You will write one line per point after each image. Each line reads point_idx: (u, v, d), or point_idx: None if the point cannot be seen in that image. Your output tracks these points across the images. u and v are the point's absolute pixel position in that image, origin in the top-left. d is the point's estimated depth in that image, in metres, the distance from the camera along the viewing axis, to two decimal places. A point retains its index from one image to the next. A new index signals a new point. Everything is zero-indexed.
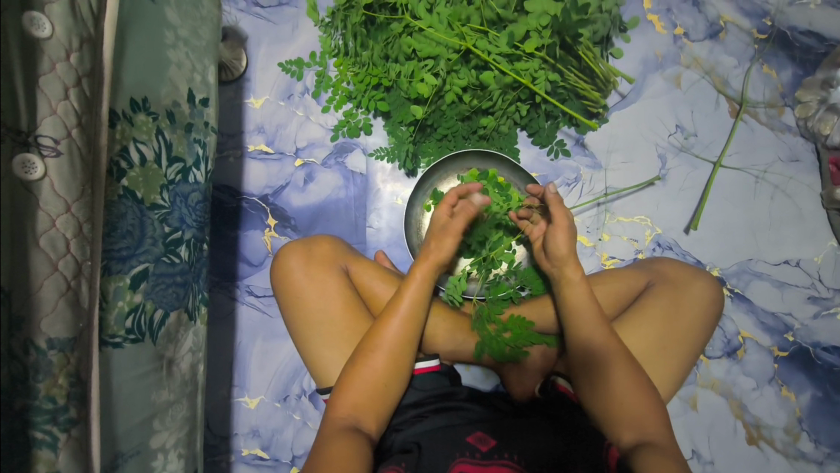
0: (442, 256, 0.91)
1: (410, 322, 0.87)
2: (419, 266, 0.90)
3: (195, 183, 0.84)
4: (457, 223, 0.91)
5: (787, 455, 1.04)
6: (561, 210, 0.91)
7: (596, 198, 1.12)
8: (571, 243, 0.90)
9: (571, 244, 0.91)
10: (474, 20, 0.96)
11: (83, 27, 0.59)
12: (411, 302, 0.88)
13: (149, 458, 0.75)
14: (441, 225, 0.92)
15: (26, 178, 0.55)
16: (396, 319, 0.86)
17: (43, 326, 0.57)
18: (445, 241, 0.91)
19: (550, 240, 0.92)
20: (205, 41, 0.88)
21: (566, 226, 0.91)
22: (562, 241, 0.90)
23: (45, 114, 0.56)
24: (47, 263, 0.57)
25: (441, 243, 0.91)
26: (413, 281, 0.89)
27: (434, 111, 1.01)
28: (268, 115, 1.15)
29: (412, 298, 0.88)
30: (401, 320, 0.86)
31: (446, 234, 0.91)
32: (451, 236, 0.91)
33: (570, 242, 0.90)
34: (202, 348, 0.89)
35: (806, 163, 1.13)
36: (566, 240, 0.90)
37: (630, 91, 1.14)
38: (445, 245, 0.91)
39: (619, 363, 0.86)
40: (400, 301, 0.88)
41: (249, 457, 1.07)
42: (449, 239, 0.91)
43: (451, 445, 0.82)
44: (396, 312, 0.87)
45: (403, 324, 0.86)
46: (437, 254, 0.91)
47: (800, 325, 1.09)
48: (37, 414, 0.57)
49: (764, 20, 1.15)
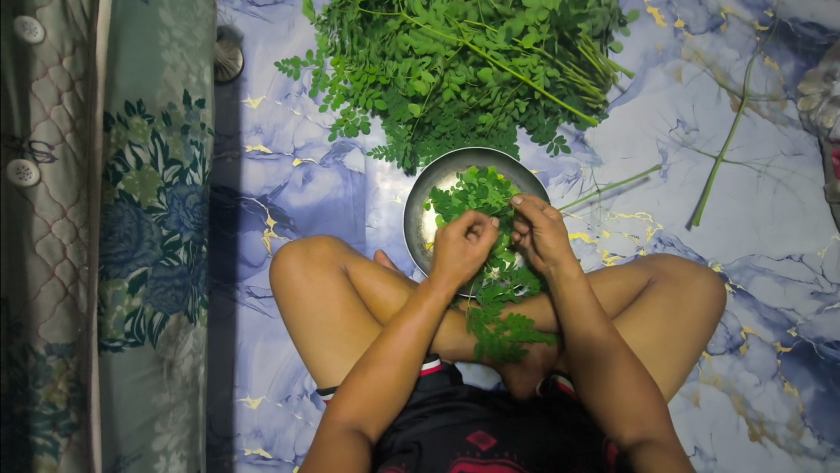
0: (463, 273, 0.92)
1: (422, 333, 0.87)
2: (437, 280, 0.91)
3: (193, 185, 0.84)
4: (483, 243, 0.94)
5: (791, 451, 1.04)
6: (536, 212, 0.91)
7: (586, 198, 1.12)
8: (560, 240, 0.91)
9: (562, 241, 0.91)
10: (472, 16, 0.94)
11: (76, 31, 0.59)
12: (425, 316, 0.87)
13: (152, 460, 0.75)
14: (462, 243, 0.93)
15: (21, 184, 0.55)
16: (407, 329, 0.86)
17: (40, 332, 0.56)
18: (470, 260, 0.93)
19: (541, 243, 0.92)
20: (200, 42, 0.87)
21: (551, 226, 0.91)
22: (551, 241, 0.91)
23: (39, 120, 0.56)
24: (43, 269, 0.56)
25: (464, 262, 0.92)
26: (431, 296, 0.89)
27: (432, 108, 1.00)
28: (265, 115, 1.14)
29: (425, 309, 0.88)
30: (412, 330, 0.86)
31: (470, 252, 0.93)
32: (475, 255, 0.93)
33: (560, 240, 0.91)
34: (203, 350, 0.89)
35: (809, 157, 1.11)
36: (555, 238, 0.90)
37: (631, 86, 1.12)
38: (467, 263, 0.92)
39: (620, 358, 0.85)
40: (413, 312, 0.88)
41: (251, 457, 1.07)
42: (474, 262, 0.93)
43: (451, 444, 0.82)
44: (408, 322, 0.87)
45: (414, 335, 0.86)
46: (456, 269, 0.92)
47: (804, 320, 1.08)
48: (38, 419, 0.57)
49: (765, 11, 1.14)
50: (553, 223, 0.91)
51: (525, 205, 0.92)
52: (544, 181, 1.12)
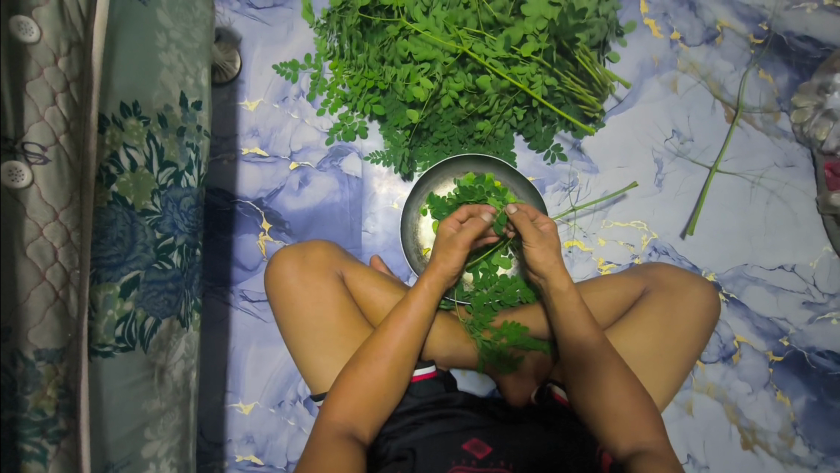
0: (448, 270, 0.90)
1: (415, 333, 0.86)
2: (426, 279, 0.90)
3: (188, 187, 0.83)
4: (463, 236, 0.90)
5: (782, 460, 1.05)
6: (529, 226, 0.91)
7: (579, 204, 1.12)
8: (548, 253, 0.90)
9: (550, 255, 0.90)
10: (471, 24, 0.94)
11: (73, 32, 0.57)
12: (417, 315, 0.87)
13: (140, 467, 0.73)
14: (448, 238, 0.93)
15: (13, 186, 0.53)
16: (400, 329, 0.86)
17: (30, 338, 0.54)
18: (452, 254, 0.90)
19: (530, 257, 0.91)
20: (198, 44, 0.86)
21: (541, 240, 0.90)
22: (539, 255, 0.90)
23: (32, 121, 0.54)
24: (34, 273, 0.54)
25: (446, 257, 0.91)
26: (420, 295, 0.88)
27: (430, 114, 1.00)
28: (262, 118, 1.14)
29: (417, 310, 0.88)
30: (405, 330, 0.86)
31: (451, 247, 0.91)
32: (457, 250, 0.90)
33: (549, 254, 0.90)
34: (195, 355, 0.87)
35: (801, 169, 1.13)
36: (543, 252, 0.90)
37: (627, 95, 1.14)
38: (452, 261, 0.91)
39: (610, 367, 0.86)
40: (404, 312, 0.87)
41: (243, 463, 1.06)
42: (456, 255, 0.90)
43: (447, 451, 0.82)
44: (400, 321, 0.86)
45: (407, 334, 0.86)
46: (445, 269, 0.90)
47: (795, 330, 1.09)
48: (25, 426, 0.55)
49: (760, 24, 1.15)
50: (542, 234, 0.91)
51: (517, 216, 0.91)
52: (540, 188, 1.13)
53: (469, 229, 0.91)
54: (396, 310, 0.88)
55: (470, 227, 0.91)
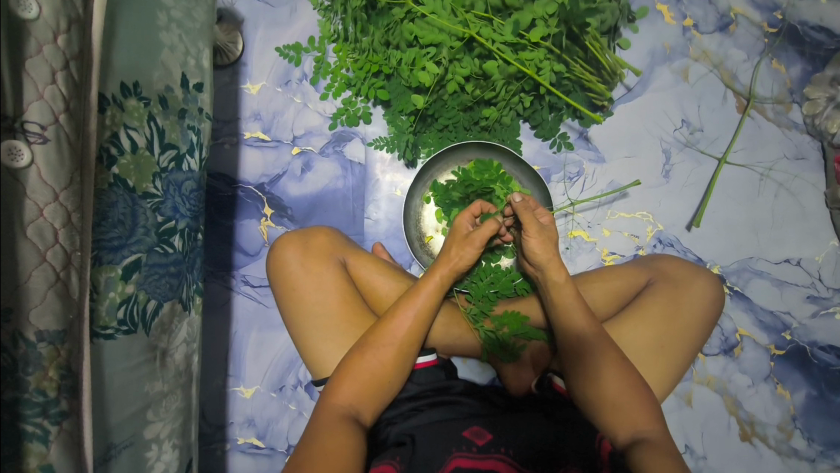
0: (461, 263, 0.90)
1: (421, 321, 0.86)
2: (436, 269, 0.89)
3: (190, 171, 0.81)
4: (480, 233, 0.90)
5: (781, 453, 1.05)
6: (529, 216, 0.91)
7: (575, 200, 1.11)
8: (547, 246, 0.90)
9: (549, 248, 0.90)
10: (479, 7, 0.92)
11: (72, 8, 0.56)
12: (424, 305, 0.87)
13: (142, 449, 0.74)
14: (464, 233, 0.92)
15: (12, 165, 0.52)
16: (407, 316, 0.86)
17: (31, 318, 0.54)
18: (466, 249, 0.90)
19: (528, 248, 0.91)
20: (199, 23, 0.84)
21: (540, 231, 0.91)
22: (537, 246, 0.90)
23: (31, 99, 0.53)
24: (34, 254, 0.54)
25: (461, 252, 0.90)
26: (429, 286, 0.88)
27: (436, 100, 0.99)
28: (265, 101, 1.12)
29: (425, 300, 0.87)
30: (411, 318, 0.86)
31: (466, 242, 0.91)
32: (472, 246, 0.90)
33: (548, 245, 0.90)
34: (197, 338, 0.87)
35: (811, 161, 1.11)
36: (542, 243, 0.90)
37: (636, 83, 1.12)
38: (464, 256, 0.90)
39: (608, 358, 0.85)
40: (412, 301, 0.87)
41: (244, 445, 1.07)
42: (471, 251, 0.90)
43: (447, 439, 0.81)
44: (407, 309, 0.86)
45: (413, 323, 0.85)
46: (454, 262, 0.90)
47: (798, 324, 1.08)
48: (27, 406, 0.54)
49: (775, 13, 1.13)
50: (543, 227, 0.92)
51: (521, 206, 0.91)
52: (545, 178, 1.12)
53: (487, 226, 0.90)
54: (403, 298, 0.88)
55: (488, 224, 0.91)
